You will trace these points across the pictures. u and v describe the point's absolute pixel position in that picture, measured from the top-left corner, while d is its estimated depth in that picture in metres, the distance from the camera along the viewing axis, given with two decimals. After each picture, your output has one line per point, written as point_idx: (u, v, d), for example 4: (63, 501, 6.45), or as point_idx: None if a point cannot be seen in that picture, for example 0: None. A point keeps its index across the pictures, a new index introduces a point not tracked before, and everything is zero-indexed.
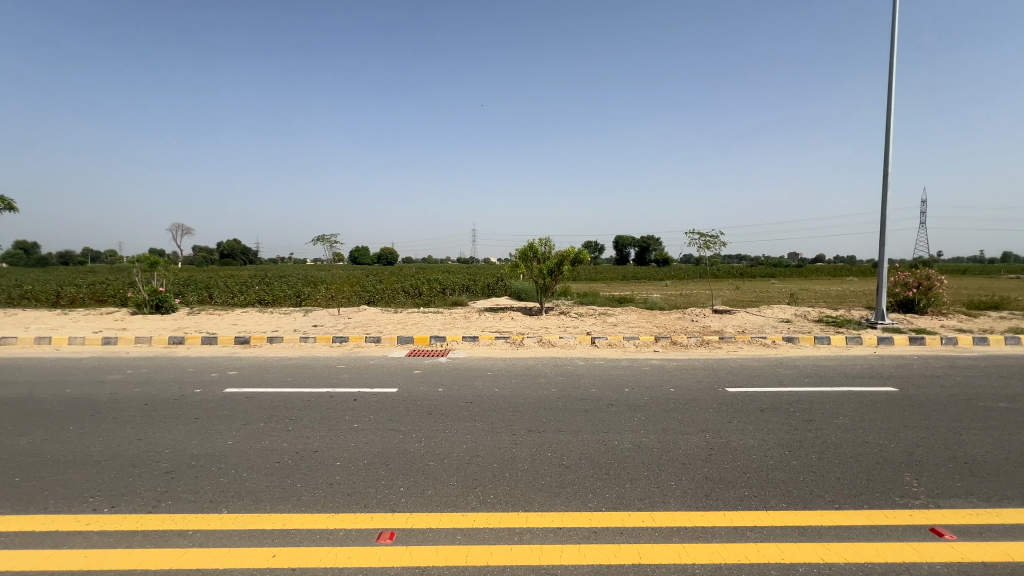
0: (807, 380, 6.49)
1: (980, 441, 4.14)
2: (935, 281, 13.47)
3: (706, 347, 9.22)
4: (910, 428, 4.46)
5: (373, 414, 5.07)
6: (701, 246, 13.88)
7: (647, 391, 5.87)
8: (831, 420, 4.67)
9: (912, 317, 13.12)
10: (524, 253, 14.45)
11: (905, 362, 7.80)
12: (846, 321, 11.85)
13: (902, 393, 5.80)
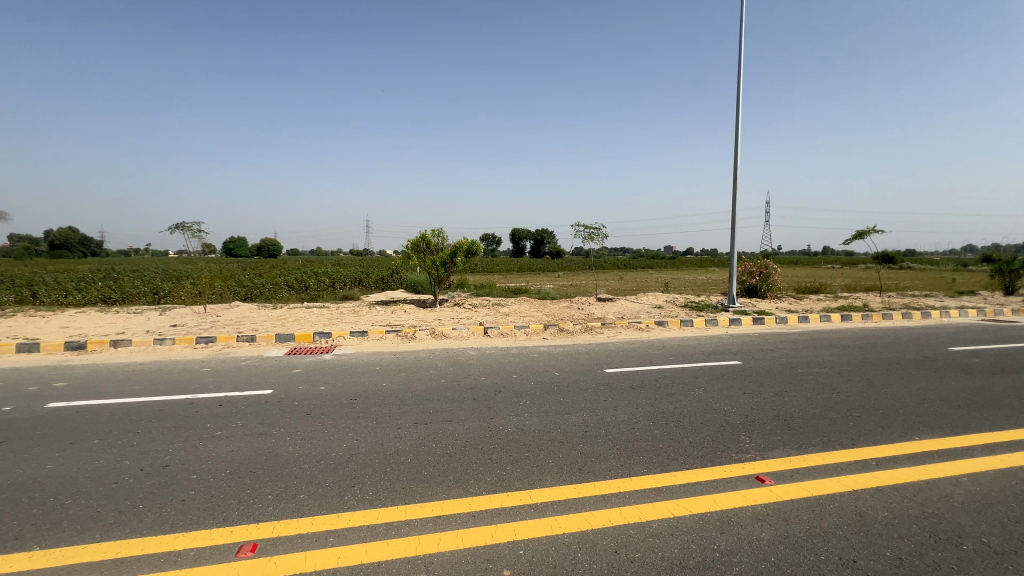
0: (672, 358, 7.30)
1: (796, 401, 5.00)
2: (772, 270, 15.94)
3: (590, 333, 9.90)
4: (748, 394, 5.24)
5: (241, 419, 4.60)
6: (586, 238, 14.81)
7: (533, 376, 6.13)
8: (688, 392, 5.30)
9: (756, 301, 15.38)
10: (416, 244, 14.12)
11: (750, 339, 9.12)
12: (706, 305, 13.50)
13: (743, 365, 6.80)
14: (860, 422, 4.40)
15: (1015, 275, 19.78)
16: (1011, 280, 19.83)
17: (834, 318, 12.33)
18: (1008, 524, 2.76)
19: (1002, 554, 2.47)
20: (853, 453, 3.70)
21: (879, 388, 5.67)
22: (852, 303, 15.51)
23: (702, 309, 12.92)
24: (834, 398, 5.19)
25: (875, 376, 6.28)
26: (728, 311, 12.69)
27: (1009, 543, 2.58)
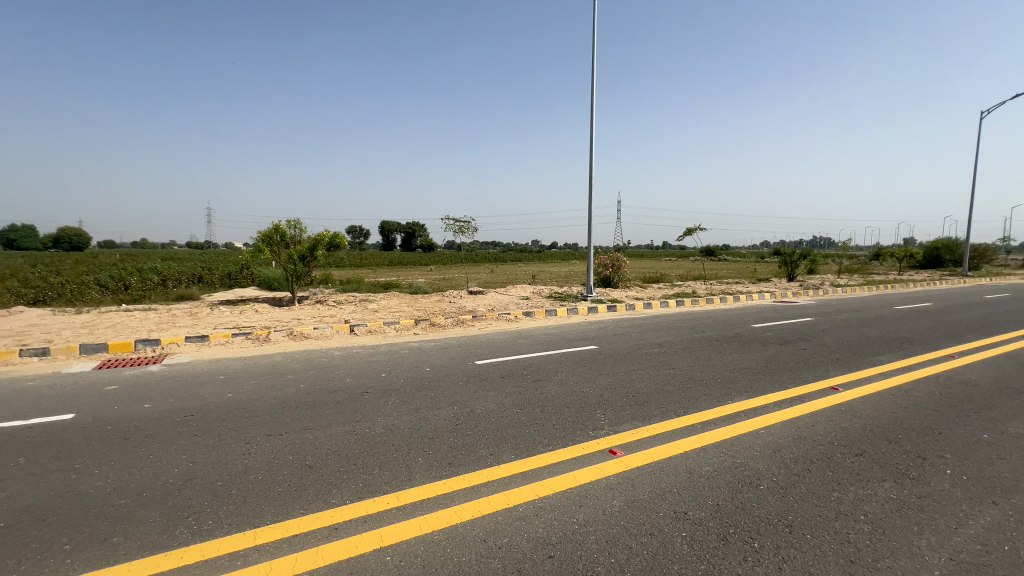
0: (538, 346, 7.72)
1: (641, 378, 5.66)
2: (622, 263, 17.83)
3: (461, 326, 9.97)
4: (603, 375, 5.77)
5: (25, 455, 3.65)
6: (456, 232, 14.87)
7: (403, 373, 5.95)
8: (552, 377, 5.66)
9: (610, 291, 17.02)
10: (268, 236, 12.68)
11: (605, 326, 10.07)
12: (568, 295, 14.55)
13: (599, 349, 7.49)
14: (689, 392, 5.14)
15: (795, 265, 25.01)
16: (792, 269, 25.02)
17: (670, 304, 14.24)
18: (789, 464, 3.48)
19: (785, 488, 3.11)
20: (684, 419, 4.31)
21: (703, 362, 6.70)
22: (684, 291, 18.09)
23: (565, 299, 13.89)
24: (670, 373, 5.98)
25: (700, 352, 7.41)
26: (586, 301, 13.84)
27: (789, 478, 3.25)
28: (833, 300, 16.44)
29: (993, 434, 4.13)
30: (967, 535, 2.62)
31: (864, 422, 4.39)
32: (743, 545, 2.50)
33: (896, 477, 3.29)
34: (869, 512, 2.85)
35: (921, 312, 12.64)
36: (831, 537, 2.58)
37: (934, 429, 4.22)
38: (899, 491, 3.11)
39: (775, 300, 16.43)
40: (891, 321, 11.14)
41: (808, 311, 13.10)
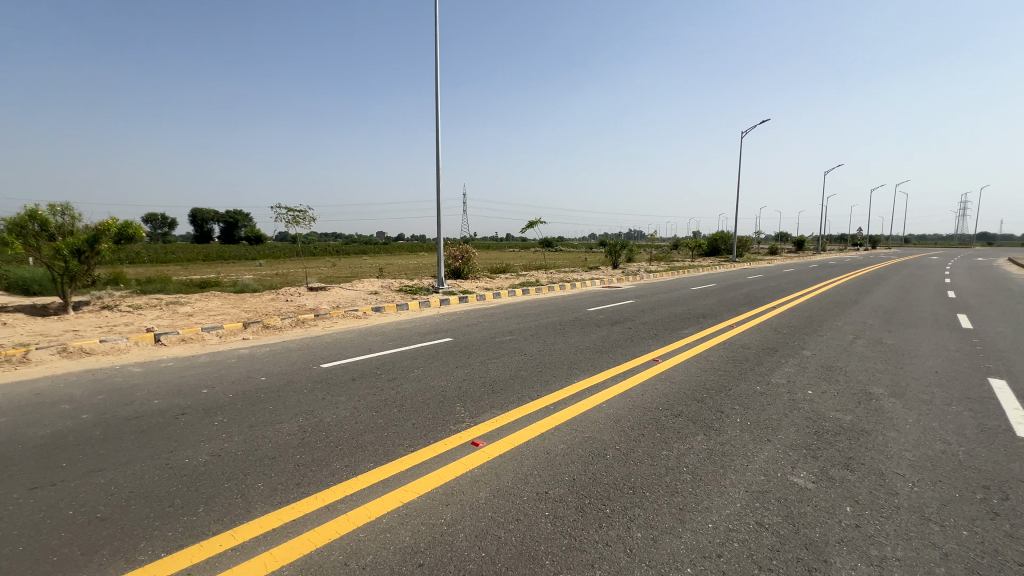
0: (391, 343, 7.39)
1: (496, 366, 5.82)
2: (471, 254, 18.17)
3: (302, 326, 9.00)
4: (460, 367, 5.78)
5: None
6: (290, 222, 13.34)
7: (232, 386, 5.11)
8: (407, 374, 5.45)
9: (460, 282, 17.22)
10: (19, 225, 9.66)
11: (457, 317, 10.13)
12: (419, 288, 14.27)
13: (454, 341, 7.49)
14: (540, 376, 5.46)
15: (617, 254, 28.60)
16: (615, 258, 28.57)
17: (517, 293, 15.02)
18: (627, 431, 3.92)
19: (626, 454, 3.49)
20: (538, 402, 4.56)
21: (550, 346, 7.19)
22: (528, 280, 19.27)
23: (416, 292, 13.60)
24: (522, 359, 6.28)
25: (547, 337, 7.94)
26: (438, 293, 13.76)
27: (629, 445, 3.66)
28: (647, 284, 19.26)
29: (763, 385, 5.29)
30: (755, 469, 3.28)
31: (679, 387, 5.20)
32: (598, 512, 2.72)
33: (705, 430, 3.97)
34: (689, 463, 3.37)
35: (709, 292, 15.60)
36: (664, 491, 2.98)
37: (726, 387, 5.22)
38: (708, 441, 3.76)
39: (604, 286, 18.56)
40: (689, 299, 13.51)
41: (630, 294, 15.10)
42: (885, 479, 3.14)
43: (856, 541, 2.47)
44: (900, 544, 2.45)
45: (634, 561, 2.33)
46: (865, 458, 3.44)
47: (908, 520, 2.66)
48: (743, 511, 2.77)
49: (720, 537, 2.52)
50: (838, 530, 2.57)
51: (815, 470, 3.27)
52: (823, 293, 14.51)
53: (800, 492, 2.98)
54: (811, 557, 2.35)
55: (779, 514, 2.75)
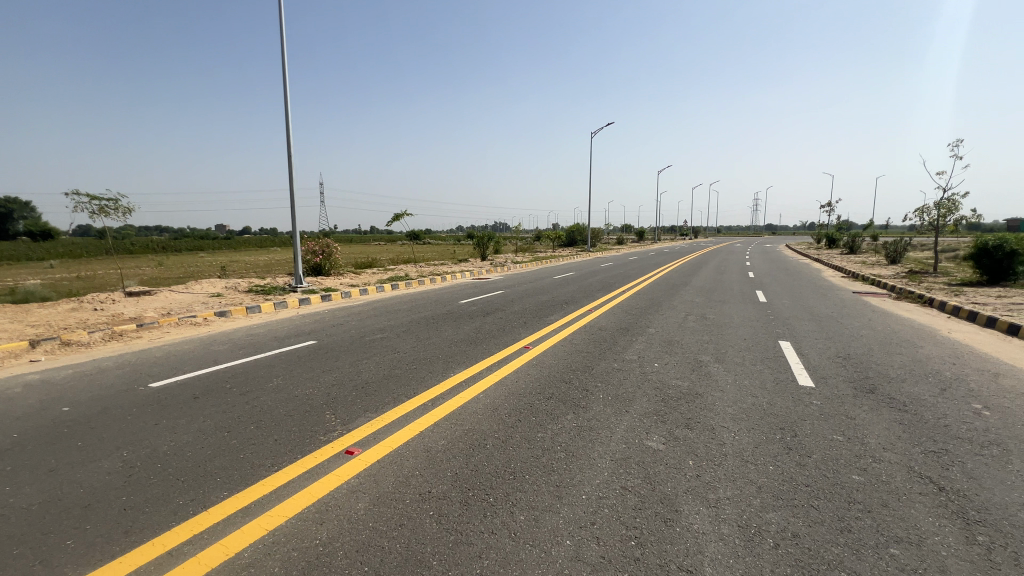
0: (242, 351, 6.53)
1: (368, 367, 5.53)
2: (332, 249, 16.91)
3: (120, 339, 7.46)
4: (327, 371, 5.35)
5: None
6: (95, 213, 10.91)
7: (18, 423, 4.02)
8: (265, 385, 4.87)
9: (321, 279, 15.90)
10: None
11: (320, 318, 9.35)
12: (272, 287, 12.82)
13: (319, 343, 6.92)
14: (416, 373, 5.33)
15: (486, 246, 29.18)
16: (484, 250, 29.12)
17: (386, 288, 14.42)
18: (505, 419, 4.04)
19: (505, 441, 3.60)
20: (415, 400, 4.44)
21: (424, 341, 7.05)
22: (397, 274, 18.62)
23: (269, 291, 12.19)
24: (396, 357, 6.05)
25: (420, 332, 7.77)
26: (295, 292, 12.53)
27: (507, 432, 3.78)
28: (515, 275, 20.03)
29: (619, 362, 5.90)
30: (617, 439, 3.65)
31: (549, 371, 5.53)
32: (482, 503, 2.76)
33: (574, 409, 4.28)
34: (562, 442, 3.61)
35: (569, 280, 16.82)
36: (542, 472, 3.14)
37: (589, 367, 5.69)
38: (577, 419, 4.07)
39: (473, 277, 18.81)
40: (553, 288, 14.41)
41: (499, 285, 15.53)
42: (715, 432, 3.75)
43: (698, 489, 2.91)
44: (728, 485, 2.95)
45: (519, 544, 2.42)
46: (700, 417, 4.06)
47: (733, 464, 3.22)
48: (610, 478, 3.06)
49: (593, 506, 2.74)
50: (684, 482, 2.99)
51: (665, 433, 3.75)
52: (661, 277, 16.66)
53: (654, 454, 3.39)
54: (666, 509, 2.70)
55: (639, 476, 3.09)
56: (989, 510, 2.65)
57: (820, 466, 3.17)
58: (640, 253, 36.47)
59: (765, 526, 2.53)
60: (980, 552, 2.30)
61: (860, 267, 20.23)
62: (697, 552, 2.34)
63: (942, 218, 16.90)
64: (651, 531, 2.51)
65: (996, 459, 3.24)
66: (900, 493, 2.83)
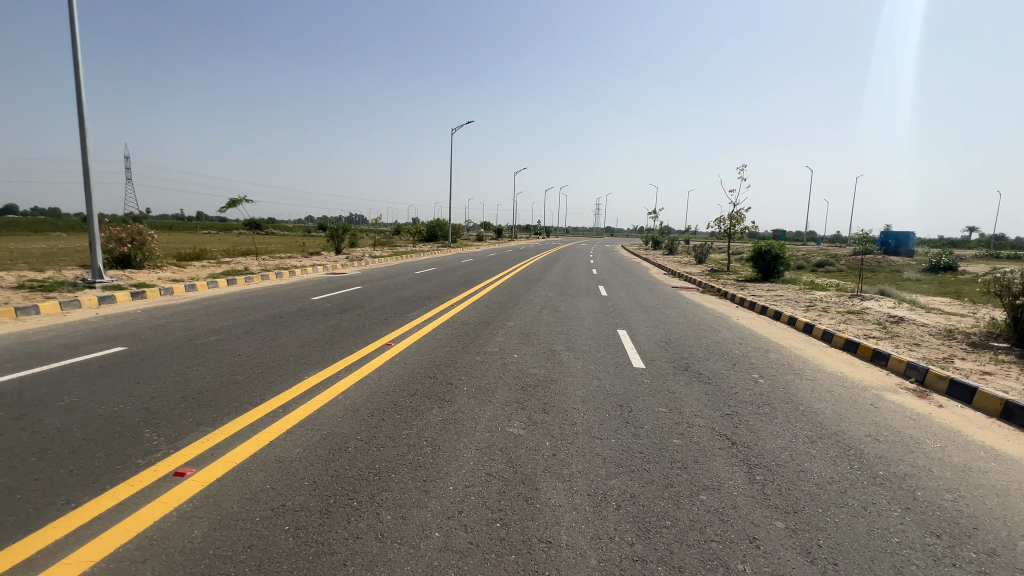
0: (13, 364, 5.09)
1: (201, 375, 4.79)
2: (146, 237, 14.12)
3: None
4: (144, 383, 4.49)
5: None
6: None
7: None
8: (52, 405, 3.90)
9: (130, 272, 13.19)
10: None
11: (130, 319, 7.76)
12: (56, 283, 10.21)
13: (130, 350, 5.75)
14: (262, 378, 4.78)
15: (341, 239, 27.31)
16: (338, 243, 27.24)
17: (220, 283, 12.58)
18: (367, 419, 3.89)
19: (368, 442, 3.47)
20: (262, 408, 4.00)
21: (271, 342, 6.36)
22: (234, 268, 16.40)
23: (51, 287, 9.69)
24: (236, 362, 5.35)
25: (266, 332, 6.98)
26: (92, 288, 10.17)
27: (370, 432, 3.64)
28: (373, 270, 19.17)
29: (482, 355, 6.09)
30: (481, 429, 3.78)
31: (412, 367, 5.46)
32: (345, 509, 2.63)
33: (438, 403, 4.32)
34: (428, 436, 3.62)
35: (431, 275, 16.71)
36: (408, 469, 3.11)
37: (453, 361, 5.77)
38: (442, 412, 4.12)
39: (327, 272, 17.49)
40: (414, 283, 14.19)
41: (356, 281, 14.70)
42: (568, 414, 4.14)
43: (554, 466, 3.19)
44: (579, 460, 3.29)
45: (387, 544, 2.37)
46: (555, 401, 4.43)
47: (583, 441, 3.59)
48: (475, 467, 3.17)
49: (460, 495, 2.82)
50: (543, 462, 3.25)
51: (525, 418, 4.01)
52: (518, 273, 17.60)
53: (515, 439, 3.60)
54: (527, 489, 2.91)
55: (501, 461, 3.27)
56: (763, 455, 3.43)
57: (650, 434, 3.73)
58: (499, 250, 37.94)
59: (609, 491, 2.90)
60: (757, 488, 2.97)
61: (676, 265, 24.01)
62: (554, 523, 2.57)
63: (733, 227, 20.99)
64: (515, 510, 2.68)
65: (767, 415, 4.19)
66: (706, 450, 3.48)
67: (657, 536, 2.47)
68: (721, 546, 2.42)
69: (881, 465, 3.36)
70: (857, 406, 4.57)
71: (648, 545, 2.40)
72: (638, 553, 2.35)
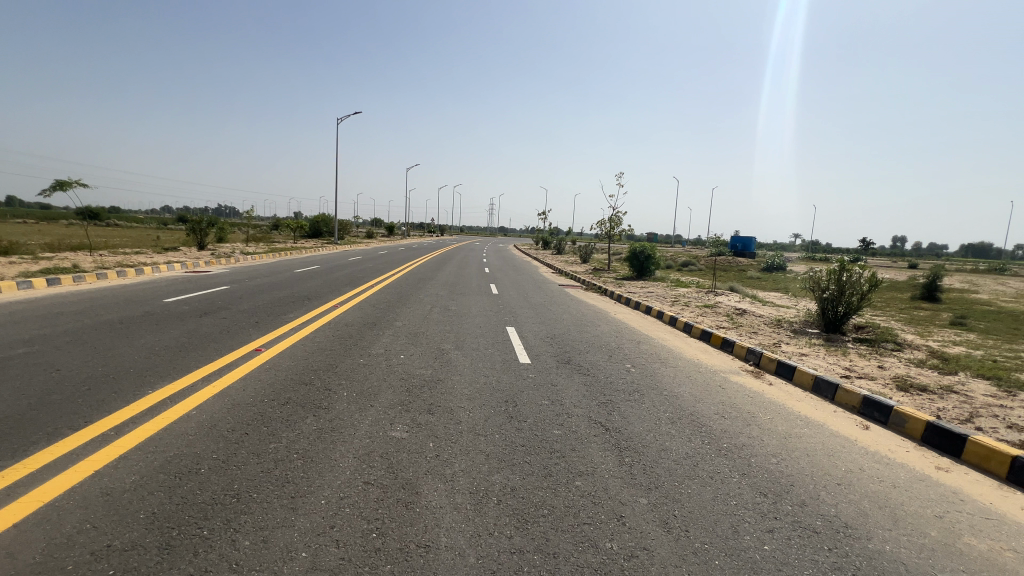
0: None
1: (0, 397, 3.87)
2: None
3: None
4: None
5: None
6: None
7: None
8: None
9: None
10: None
11: None
12: None
13: None
14: (90, 396, 4.01)
15: (204, 233, 24.20)
16: (201, 238, 24.05)
17: (36, 283, 10.34)
18: (226, 435, 3.46)
19: (226, 461, 3.08)
20: (88, 432, 3.35)
21: (105, 352, 5.38)
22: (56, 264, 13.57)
23: None
24: (55, 378, 4.42)
25: (100, 341, 5.91)
26: None
27: (229, 449, 3.24)
28: (243, 267, 17.25)
29: (365, 358, 5.79)
30: (361, 435, 3.58)
31: (285, 374, 4.99)
32: (191, 540, 2.30)
33: (313, 411, 4.00)
34: (300, 449, 3.33)
35: (313, 274, 15.50)
36: (273, 487, 2.82)
37: (332, 365, 5.40)
38: (317, 421, 3.81)
39: (185, 271, 15.25)
40: (293, 282, 13.05)
41: (223, 279, 13.11)
42: (453, 413, 4.10)
43: (436, 468, 3.13)
44: (462, 458, 3.28)
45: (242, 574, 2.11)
46: (441, 401, 4.37)
47: (467, 439, 3.58)
48: (352, 476, 2.99)
49: (332, 509, 2.62)
50: (425, 464, 3.18)
51: (408, 421, 3.89)
52: (409, 272, 17.14)
53: (397, 443, 3.47)
54: (407, 494, 2.81)
55: (381, 467, 3.12)
56: (632, 438, 3.73)
57: (533, 427, 3.86)
58: (390, 247, 36.46)
59: (491, 487, 2.93)
60: (626, 468, 3.23)
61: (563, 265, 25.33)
62: (434, 526, 2.52)
63: (612, 230, 22.72)
64: (392, 518, 2.57)
65: (637, 402, 4.58)
66: (582, 438, 3.69)
67: (534, 526, 2.55)
68: (592, 527, 2.57)
69: (725, 438, 3.85)
70: (709, 389, 5.20)
71: (525, 535, 2.47)
72: (515, 545, 2.40)
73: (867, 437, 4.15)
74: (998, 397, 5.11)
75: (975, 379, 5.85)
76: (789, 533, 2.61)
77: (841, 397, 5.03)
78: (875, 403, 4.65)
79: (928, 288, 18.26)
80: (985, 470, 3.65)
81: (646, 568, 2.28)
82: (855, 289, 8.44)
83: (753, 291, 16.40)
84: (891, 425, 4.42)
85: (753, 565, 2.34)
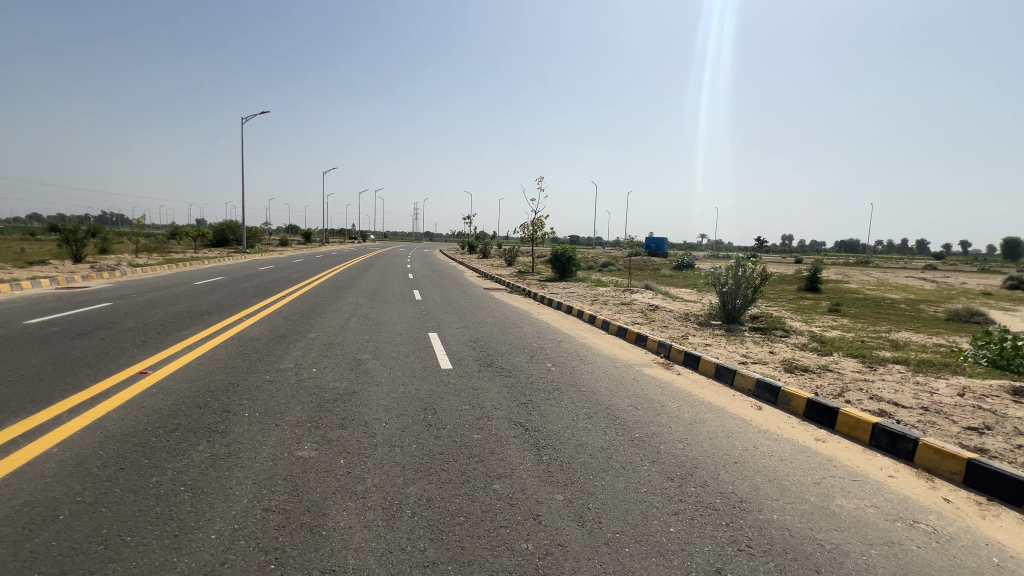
0: None
1: None
2: None
3: None
4: None
5: None
6: None
7: None
8: None
9: None
10: None
11: None
12: None
13: None
14: None
15: (81, 244, 21.26)
16: (76, 250, 21.08)
17: None
18: (96, 473, 3.02)
19: (93, 503, 2.68)
20: None
21: None
22: None
23: None
24: None
25: None
26: None
27: (98, 489, 2.82)
28: (130, 281, 15.34)
29: (272, 374, 5.36)
30: (263, 458, 3.29)
31: (175, 397, 4.47)
32: None
33: (206, 437, 3.61)
34: (188, 480, 2.97)
35: (215, 286, 14.15)
36: (152, 526, 2.49)
37: (232, 384, 4.94)
38: (211, 447, 3.44)
39: (57, 287, 13.30)
40: (191, 295, 11.83)
41: (104, 295, 11.57)
42: (368, 426, 3.91)
43: (346, 486, 2.95)
44: (375, 473, 3.12)
45: None
46: (355, 414, 4.15)
47: (381, 452, 3.43)
48: (249, 504, 2.73)
49: (223, 544, 2.37)
50: (335, 483, 2.98)
51: (317, 438, 3.64)
52: (327, 280, 16.30)
53: (304, 464, 3.23)
54: (312, 517, 2.61)
55: (284, 491, 2.88)
56: (550, 436, 3.78)
57: (451, 433, 3.79)
58: (307, 255, 34.39)
59: (405, 500, 2.81)
60: (544, 467, 3.27)
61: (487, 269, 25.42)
62: (341, 548, 2.36)
63: (535, 233, 23.18)
64: (294, 545, 2.38)
65: (556, 399, 4.67)
66: (502, 440, 3.67)
67: (449, 536, 2.48)
68: (508, 530, 2.55)
69: (637, 428, 4.04)
70: (624, 382, 5.44)
71: (439, 547, 2.39)
72: (429, 557, 2.32)
73: (761, 417, 4.54)
74: (863, 372, 5.85)
75: (845, 358, 6.67)
76: (692, 514, 2.77)
77: (739, 381, 5.48)
78: (766, 385, 5.12)
79: (810, 280, 20.55)
80: (853, 437, 4.15)
81: (561, 564, 2.31)
82: (749, 283, 9.26)
83: (665, 288, 17.54)
84: (780, 405, 4.88)
85: (659, 548, 2.45)
